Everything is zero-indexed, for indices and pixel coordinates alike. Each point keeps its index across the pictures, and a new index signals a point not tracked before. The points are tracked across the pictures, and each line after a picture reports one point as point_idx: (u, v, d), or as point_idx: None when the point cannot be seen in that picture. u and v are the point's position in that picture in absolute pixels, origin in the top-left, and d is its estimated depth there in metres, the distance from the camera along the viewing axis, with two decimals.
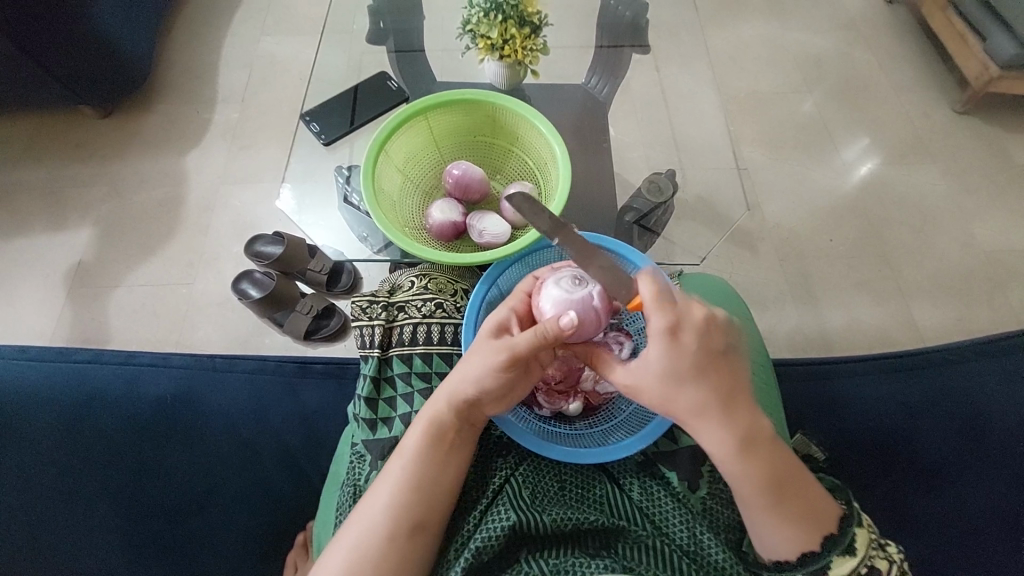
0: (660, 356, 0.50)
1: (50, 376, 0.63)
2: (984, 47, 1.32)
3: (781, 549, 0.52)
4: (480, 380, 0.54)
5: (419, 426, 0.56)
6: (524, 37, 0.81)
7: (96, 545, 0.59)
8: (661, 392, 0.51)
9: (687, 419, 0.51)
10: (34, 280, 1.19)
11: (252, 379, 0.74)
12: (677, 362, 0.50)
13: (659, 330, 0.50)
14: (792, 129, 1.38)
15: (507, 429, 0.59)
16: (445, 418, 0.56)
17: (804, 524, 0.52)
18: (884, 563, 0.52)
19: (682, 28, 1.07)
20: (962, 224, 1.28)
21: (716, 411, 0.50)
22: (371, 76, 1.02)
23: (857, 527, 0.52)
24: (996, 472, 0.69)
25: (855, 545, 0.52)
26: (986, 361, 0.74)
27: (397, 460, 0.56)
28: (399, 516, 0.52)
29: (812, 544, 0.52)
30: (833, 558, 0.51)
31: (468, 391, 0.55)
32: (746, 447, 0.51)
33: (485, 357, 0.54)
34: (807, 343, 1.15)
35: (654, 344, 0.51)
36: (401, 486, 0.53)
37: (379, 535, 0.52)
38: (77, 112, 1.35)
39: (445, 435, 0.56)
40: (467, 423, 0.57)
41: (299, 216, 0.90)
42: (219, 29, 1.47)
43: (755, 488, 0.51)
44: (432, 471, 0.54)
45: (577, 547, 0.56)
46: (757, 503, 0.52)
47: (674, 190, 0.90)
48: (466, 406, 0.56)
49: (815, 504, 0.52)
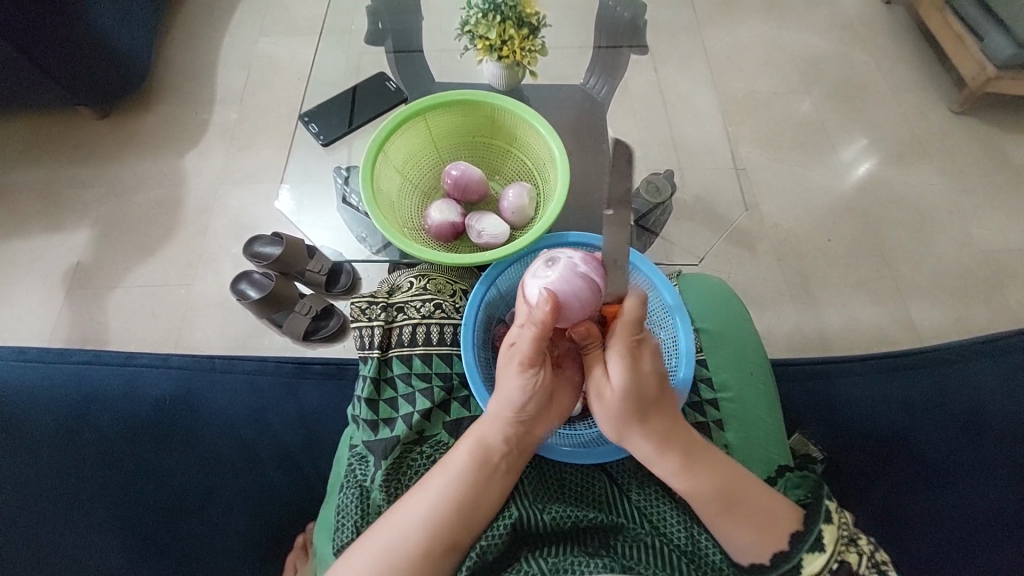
0: (624, 375, 0.53)
1: (49, 377, 0.63)
2: (981, 47, 1.32)
3: (750, 552, 0.53)
4: (515, 397, 0.54)
5: (466, 442, 0.56)
6: (524, 38, 0.81)
7: (97, 543, 0.60)
8: (622, 413, 0.54)
9: (637, 436, 0.54)
10: (32, 282, 1.19)
11: (252, 379, 0.74)
12: (638, 383, 0.53)
13: (623, 351, 0.54)
14: (791, 129, 1.38)
15: (545, 452, 0.59)
16: (491, 438, 0.56)
17: (769, 526, 0.52)
18: (854, 556, 0.51)
19: (680, 29, 1.07)
20: (960, 224, 1.28)
21: (664, 430, 0.54)
22: (370, 76, 1.02)
23: (825, 523, 0.52)
24: (993, 471, 0.69)
25: (824, 540, 0.51)
26: (984, 361, 0.74)
27: (440, 473, 0.55)
28: (438, 534, 0.52)
29: (779, 544, 0.52)
30: (804, 556, 0.51)
31: (508, 411, 0.55)
32: (691, 462, 0.54)
33: (512, 379, 0.54)
34: (805, 343, 1.15)
35: (616, 362, 0.54)
36: (442, 503, 0.53)
37: (414, 550, 0.51)
38: (74, 113, 1.35)
39: (490, 459, 0.55)
40: (514, 446, 0.56)
41: (298, 217, 0.91)
42: (218, 29, 1.47)
43: (707, 496, 0.53)
44: (476, 493, 0.54)
45: (577, 546, 0.55)
46: (704, 511, 0.54)
47: (672, 190, 0.91)
48: (514, 431, 0.56)
49: (774, 507, 0.53)
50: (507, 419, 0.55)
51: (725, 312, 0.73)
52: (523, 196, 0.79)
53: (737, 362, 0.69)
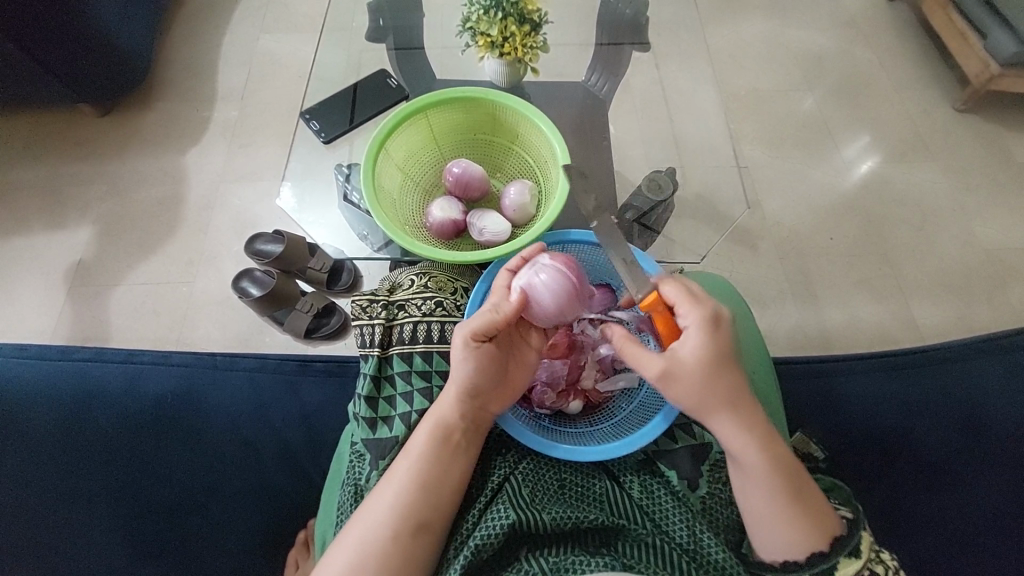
0: (702, 343, 0.54)
1: (51, 375, 0.63)
2: (984, 45, 1.32)
3: (793, 548, 0.53)
4: (459, 374, 0.57)
5: (425, 426, 0.58)
6: (525, 35, 0.80)
7: (96, 543, 0.60)
8: (700, 380, 0.53)
9: (712, 412, 0.54)
10: (34, 280, 1.19)
11: (253, 377, 0.73)
12: (715, 351, 0.54)
13: (700, 320, 0.55)
14: (793, 127, 1.37)
15: (509, 427, 0.58)
16: (449, 417, 0.57)
17: (813, 527, 0.53)
18: (881, 568, 0.53)
19: (682, 25, 1.06)
20: (962, 222, 1.28)
21: (742, 406, 0.54)
22: (370, 74, 1.02)
23: (862, 531, 0.54)
24: (995, 471, 0.69)
25: (860, 547, 0.53)
26: (986, 360, 0.74)
27: (404, 459, 0.57)
28: (405, 516, 0.53)
29: (819, 545, 0.53)
30: (841, 560, 0.52)
31: (454, 389, 0.57)
32: (766, 439, 0.54)
33: (456, 352, 0.56)
34: (806, 342, 1.15)
35: (694, 332, 0.54)
36: (409, 485, 0.54)
37: (384, 533, 0.52)
38: (75, 110, 1.35)
39: (450, 437, 0.57)
40: (472, 421, 0.58)
41: (299, 214, 0.90)
42: (219, 27, 1.47)
43: (774, 482, 0.53)
44: (439, 472, 0.56)
45: (575, 545, 0.56)
46: (770, 494, 0.53)
47: (675, 187, 0.88)
48: (465, 403, 0.57)
49: (820, 506, 0.54)
50: (454, 393, 0.57)
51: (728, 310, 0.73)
52: (524, 193, 0.78)
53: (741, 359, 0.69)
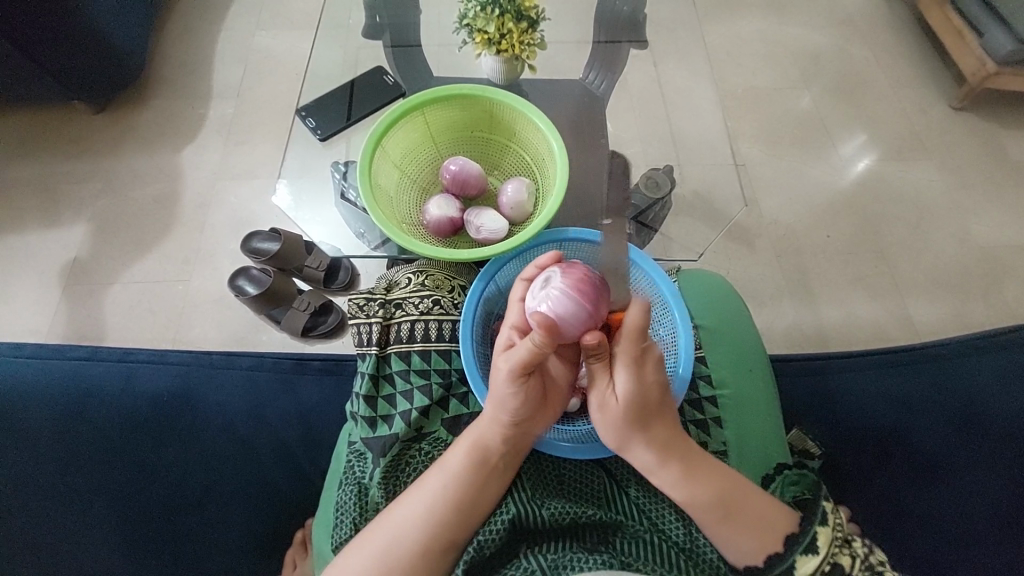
0: (627, 381, 0.53)
1: (48, 375, 0.63)
2: (981, 43, 1.32)
3: (746, 555, 0.52)
4: (505, 404, 0.54)
5: (463, 445, 0.56)
6: (522, 32, 0.80)
7: (95, 542, 0.60)
8: (622, 420, 0.53)
9: (633, 449, 0.55)
10: (29, 278, 1.18)
11: (250, 376, 0.73)
12: (640, 393, 0.53)
13: (626, 359, 0.53)
14: (790, 125, 1.37)
15: (542, 446, 0.59)
16: (489, 440, 0.56)
17: (758, 532, 0.52)
18: (847, 559, 0.49)
19: (680, 23, 1.06)
20: (959, 220, 1.28)
21: (662, 438, 0.54)
22: (368, 70, 1.01)
23: (819, 526, 0.50)
24: (991, 470, 0.69)
25: (817, 544, 0.50)
26: (981, 357, 0.74)
27: (436, 473, 0.56)
28: (434, 532, 0.52)
29: (773, 546, 0.51)
30: (798, 558, 0.50)
31: (501, 416, 0.55)
32: (693, 472, 0.54)
33: (503, 383, 0.53)
34: (803, 340, 1.15)
35: (621, 370, 0.53)
36: (441, 503, 0.53)
37: (414, 549, 0.51)
38: (70, 108, 1.34)
39: (488, 459, 0.55)
40: (512, 445, 0.56)
41: (296, 212, 0.91)
42: (214, 24, 1.46)
43: (707, 505, 0.53)
44: (474, 488, 0.55)
45: (575, 541, 0.55)
46: (707, 517, 0.53)
47: (672, 185, 0.90)
48: (511, 430, 0.56)
49: (767, 507, 0.53)
50: (503, 421, 0.55)
51: (724, 310, 0.73)
52: (522, 191, 0.78)
53: (735, 360, 0.69)
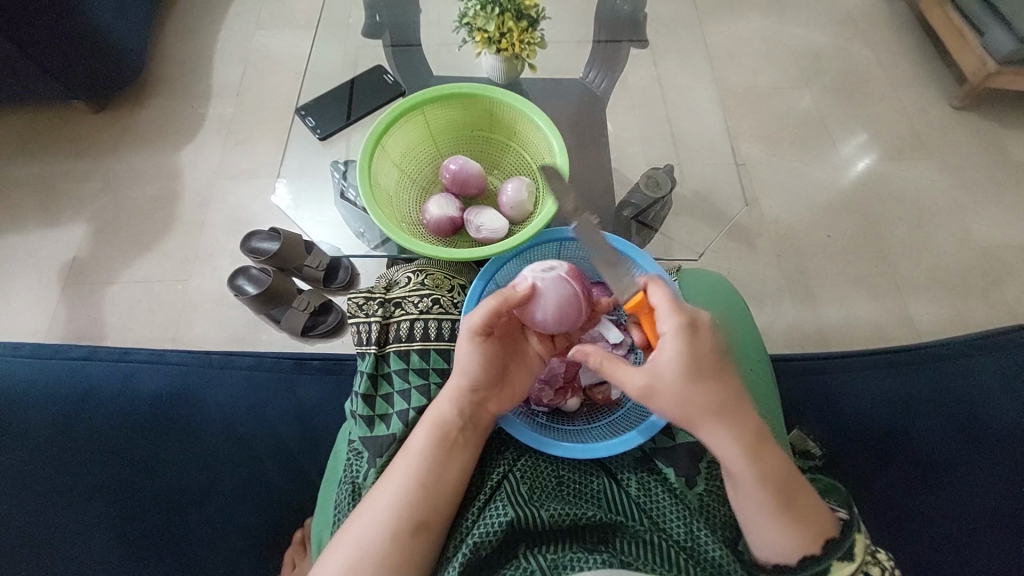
0: (679, 353, 0.51)
1: (46, 375, 0.63)
2: (982, 43, 1.32)
3: (784, 551, 0.52)
4: (466, 372, 0.56)
5: (424, 426, 0.57)
6: (522, 30, 0.80)
7: (96, 542, 0.60)
8: (681, 392, 0.51)
9: (698, 423, 0.52)
10: (28, 278, 1.18)
11: (249, 376, 0.73)
12: (694, 359, 0.51)
13: (677, 328, 0.52)
14: (791, 124, 1.37)
15: (508, 425, 0.59)
16: (446, 414, 0.57)
17: (805, 529, 0.52)
18: (876, 569, 0.53)
19: (681, 22, 1.06)
20: (960, 219, 1.28)
21: (725, 410, 0.51)
22: (368, 69, 1.00)
23: (857, 533, 0.53)
24: (995, 470, 0.68)
25: (853, 550, 0.52)
26: (985, 358, 0.74)
27: (402, 458, 0.56)
28: (402, 516, 0.52)
29: (812, 549, 0.52)
30: (834, 562, 0.52)
31: (458, 382, 0.57)
32: (756, 448, 0.52)
33: (463, 352, 0.56)
34: (804, 339, 1.15)
35: (671, 342, 0.52)
36: (407, 487, 0.54)
37: (380, 532, 0.52)
38: (68, 108, 1.34)
39: (448, 434, 0.56)
40: (469, 420, 0.57)
41: (295, 212, 0.90)
42: (214, 23, 1.46)
43: (763, 489, 0.51)
44: (438, 469, 0.55)
45: (576, 543, 0.55)
46: (762, 505, 0.51)
47: (672, 184, 0.90)
48: (465, 401, 0.57)
49: (817, 510, 0.53)
50: (459, 389, 0.57)
51: (725, 306, 0.73)
52: (522, 190, 0.78)
53: (738, 357, 0.69)
